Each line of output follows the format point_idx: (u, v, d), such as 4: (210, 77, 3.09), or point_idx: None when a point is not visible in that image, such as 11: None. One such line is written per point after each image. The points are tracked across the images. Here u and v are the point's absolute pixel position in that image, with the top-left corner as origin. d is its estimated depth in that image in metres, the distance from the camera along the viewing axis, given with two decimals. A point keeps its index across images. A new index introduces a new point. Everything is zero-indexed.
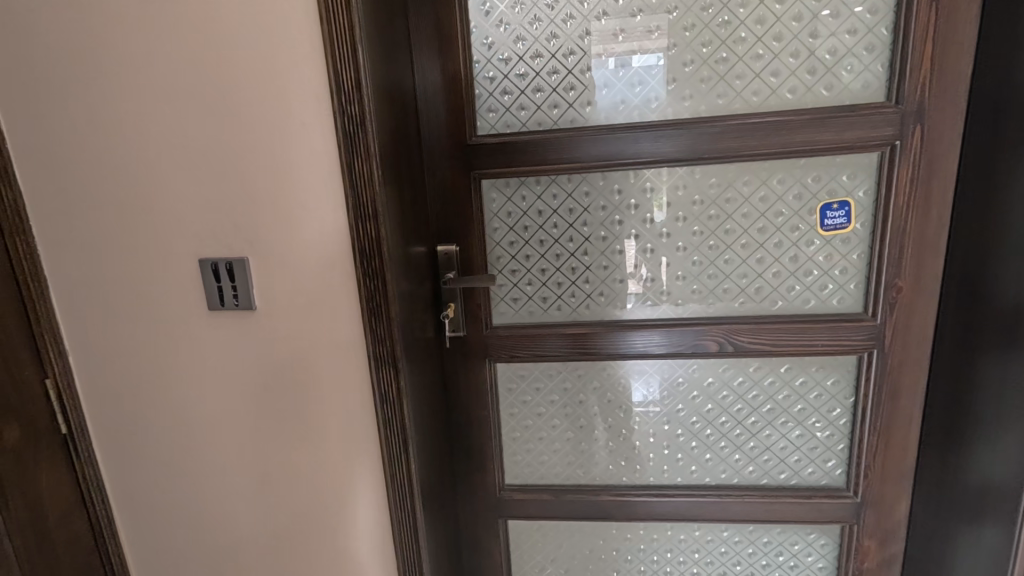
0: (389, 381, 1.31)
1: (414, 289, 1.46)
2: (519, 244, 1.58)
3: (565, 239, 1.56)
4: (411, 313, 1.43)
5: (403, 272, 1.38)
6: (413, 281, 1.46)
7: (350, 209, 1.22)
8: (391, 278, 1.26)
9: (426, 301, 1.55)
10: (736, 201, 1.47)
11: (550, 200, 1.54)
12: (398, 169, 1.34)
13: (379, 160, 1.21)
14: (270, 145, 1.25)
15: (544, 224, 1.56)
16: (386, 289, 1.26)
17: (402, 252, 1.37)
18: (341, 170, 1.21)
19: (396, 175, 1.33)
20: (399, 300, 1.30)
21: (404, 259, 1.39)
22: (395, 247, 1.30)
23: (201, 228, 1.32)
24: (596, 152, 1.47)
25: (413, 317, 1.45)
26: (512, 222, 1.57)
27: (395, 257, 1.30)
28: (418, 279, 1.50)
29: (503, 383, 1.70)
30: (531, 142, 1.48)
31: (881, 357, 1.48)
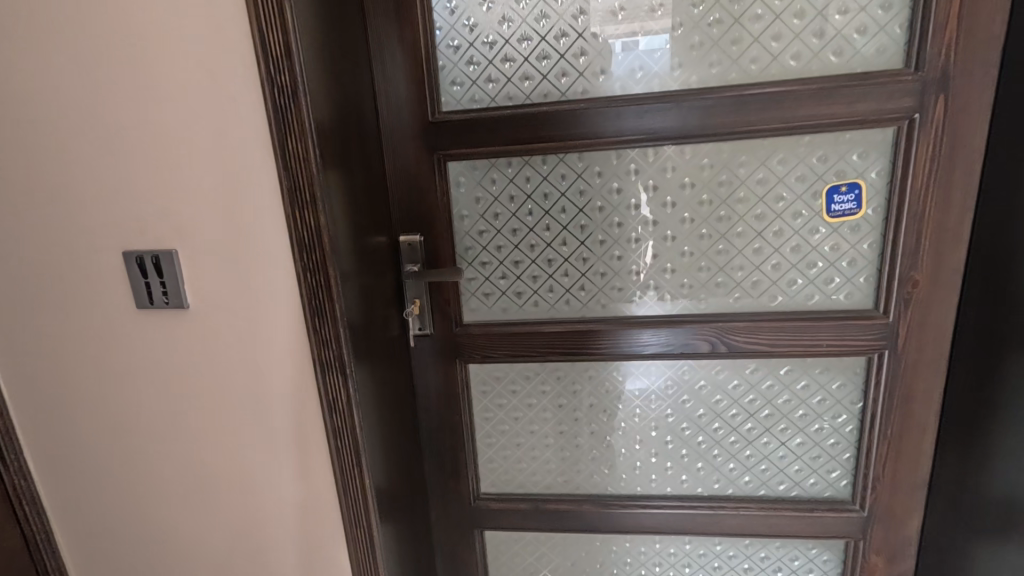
0: (337, 387, 1.18)
1: (371, 284, 1.32)
2: (491, 233, 1.43)
3: (541, 228, 1.41)
4: (367, 310, 1.29)
5: (356, 266, 1.23)
6: (371, 274, 1.31)
7: (285, 194, 1.08)
8: (334, 272, 1.11)
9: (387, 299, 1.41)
10: (731, 184, 1.31)
11: (524, 185, 1.38)
12: (345, 148, 1.19)
13: (316, 138, 1.06)
14: (197, 121, 1.10)
15: (518, 212, 1.41)
16: (330, 285, 1.12)
17: (354, 242, 1.23)
18: (274, 150, 1.06)
19: (343, 156, 1.18)
20: (346, 296, 1.16)
21: (357, 251, 1.24)
22: (341, 237, 1.15)
23: (126, 217, 1.18)
24: (573, 130, 1.31)
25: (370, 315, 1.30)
26: (483, 210, 1.42)
27: (341, 249, 1.15)
28: (377, 272, 1.35)
29: (476, 385, 1.56)
30: (501, 118, 1.32)
31: (894, 359, 1.32)
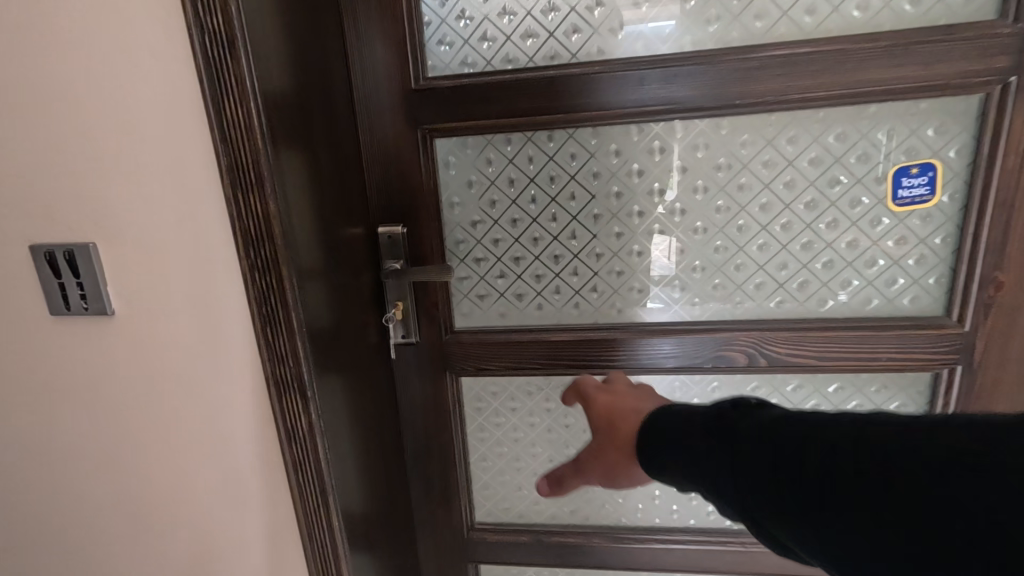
0: (296, 412, 0.97)
1: (343, 286, 1.10)
2: (487, 224, 1.21)
3: (546, 218, 1.19)
4: (337, 317, 1.07)
5: (322, 264, 1.01)
6: (342, 273, 1.10)
7: (224, 174, 0.85)
8: (289, 271, 0.89)
9: (363, 302, 1.19)
10: (776, 165, 1.09)
11: (526, 167, 1.16)
12: (306, 118, 0.96)
13: (260, 101, 0.83)
14: (110, 76, 0.85)
15: (518, 199, 1.18)
16: (283, 289, 0.90)
17: (319, 235, 1.01)
18: (210, 117, 0.84)
19: (304, 127, 0.96)
20: (306, 301, 0.94)
21: (323, 245, 1.02)
22: (300, 228, 0.93)
23: (19, 202, 0.93)
24: (587, 100, 1.08)
25: (342, 323, 1.09)
26: (477, 196, 1.20)
27: (300, 243, 0.93)
28: (351, 270, 1.13)
29: (470, 400, 1.35)
30: (499, 85, 1.09)
31: (968, 377, 1.10)
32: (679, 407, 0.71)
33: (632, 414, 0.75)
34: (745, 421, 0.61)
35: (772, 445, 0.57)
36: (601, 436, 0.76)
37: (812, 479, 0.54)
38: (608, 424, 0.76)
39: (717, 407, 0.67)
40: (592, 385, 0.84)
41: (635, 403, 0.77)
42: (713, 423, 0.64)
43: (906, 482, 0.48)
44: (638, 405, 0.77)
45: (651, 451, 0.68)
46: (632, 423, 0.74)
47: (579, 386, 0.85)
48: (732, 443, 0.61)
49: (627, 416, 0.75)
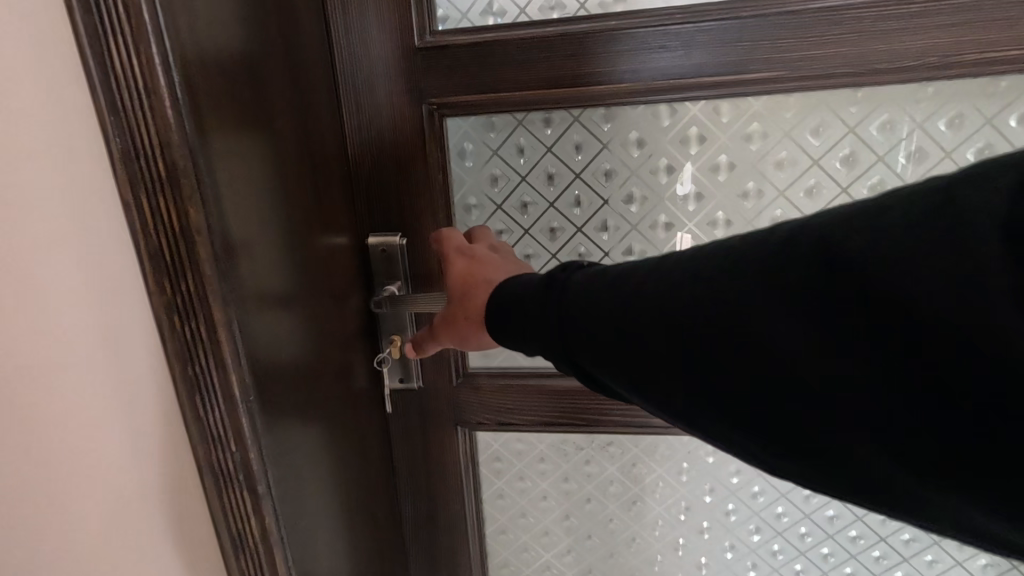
0: (244, 514, 0.66)
1: (318, 321, 0.79)
2: (514, 234, 0.90)
3: (596, 228, 0.88)
4: (308, 366, 0.76)
5: (284, 296, 0.70)
6: (318, 303, 0.79)
7: (114, 163, 0.53)
8: (222, 314, 0.58)
9: (348, 339, 0.88)
10: (926, 157, 0.77)
11: (570, 157, 0.85)
12: (257, 81, 0.64)
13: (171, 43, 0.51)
14: None
15: (558, 200, 0.87)
16: (216, 339, 0.58)
17: (280, 253, 0.69)
18: (79, 69, 0.51)
19: (255, 94, 0.64)
20: (252, 357, 0.63)
21: (286, 267, 0.71)
22: (244, 247, 0.62)
23: None
24: (665, 62, 0.75)
25: (314, 373, 0.78)
26: (501, 196, 0.88)
27: (242, 269, 0.62)
28: (332, 298, 0.83)
29: (487, 460, 1.04)
30: (537, 42, 0.77)
31: None
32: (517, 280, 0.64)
33: (480, 284, 0.68)
34: (571, 284, 0.56)
35: (609, 311, 0.51)
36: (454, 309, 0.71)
37: (655, 336, 0.48)
38: (461, 293, 0.70)
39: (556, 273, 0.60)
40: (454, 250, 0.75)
41: (485, 270, 0.70)
42: (546, 291, 0.58)
43: (764, 326, 0.42)
44: (490, 273, 0.69)
45: (493, 317, 0.63)
46: (483, 297, 0.67)
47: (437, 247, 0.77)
48: (567, 309, 0.55)
49: (475, 286, 0.69)
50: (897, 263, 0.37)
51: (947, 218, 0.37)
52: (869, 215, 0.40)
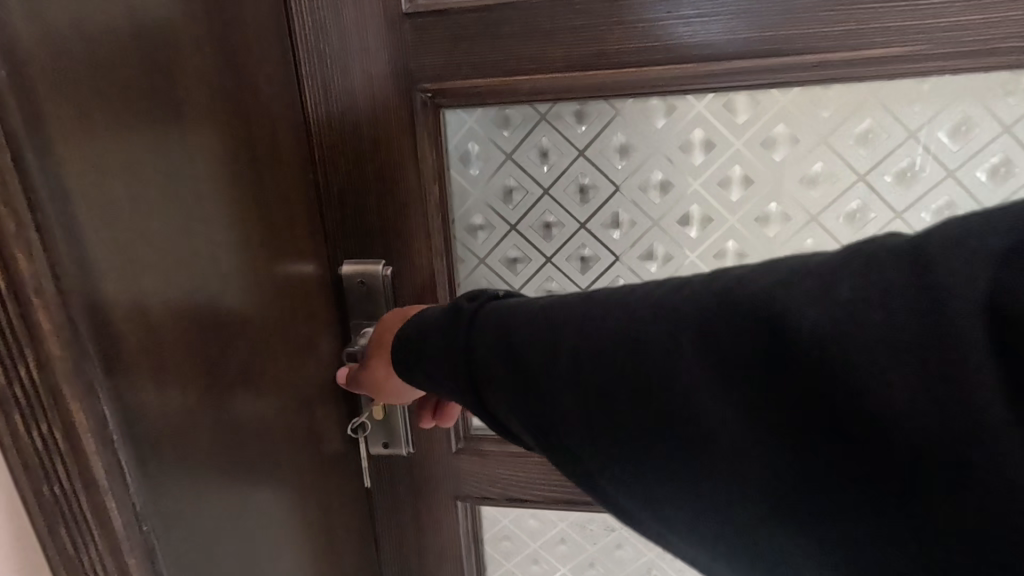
0: None
1: (265, 386, 0.58)
2: (532, 264, 0.69)
3: (640, 257, 0.66)
4: (247, 452, 0.55)
5: (208, 362, 0.49)
6: (266, 363, 0.58)
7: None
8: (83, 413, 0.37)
9: (312, 401, 0.67)
10: None
11: (608, 164, 0.63)
12: (155, 51, 0.43)
13: None
14: None
15: (592, 221, 0.66)
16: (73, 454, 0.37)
17: (202, 303, 0.48)
18: None
19: (154, 70, 0.43)
20: (140, 464, 0.42)
21: (211, 322, 0.49)
22: (126, 305, 0.40)
23: None
24: (748, 33, 0.53)
25: (259, 457, 0.57)
26: (517, 214, 0.67)
27: (125, 337, 0.40)
28: (288, 352, 0.61)
29: (493, 538, 0.84)
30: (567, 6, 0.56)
31: None
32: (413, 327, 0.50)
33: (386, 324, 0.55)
34: (478, 326, 0.42)
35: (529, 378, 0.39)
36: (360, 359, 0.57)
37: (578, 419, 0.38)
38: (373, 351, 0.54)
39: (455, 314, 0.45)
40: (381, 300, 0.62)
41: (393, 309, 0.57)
42: (445, 336, 0.44)
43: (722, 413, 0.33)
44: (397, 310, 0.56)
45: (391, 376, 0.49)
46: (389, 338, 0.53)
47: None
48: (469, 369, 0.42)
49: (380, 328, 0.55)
50: (860, 357, 0.29)
51: (909, 299, 0.29)
52: (818, 283, 0.31)
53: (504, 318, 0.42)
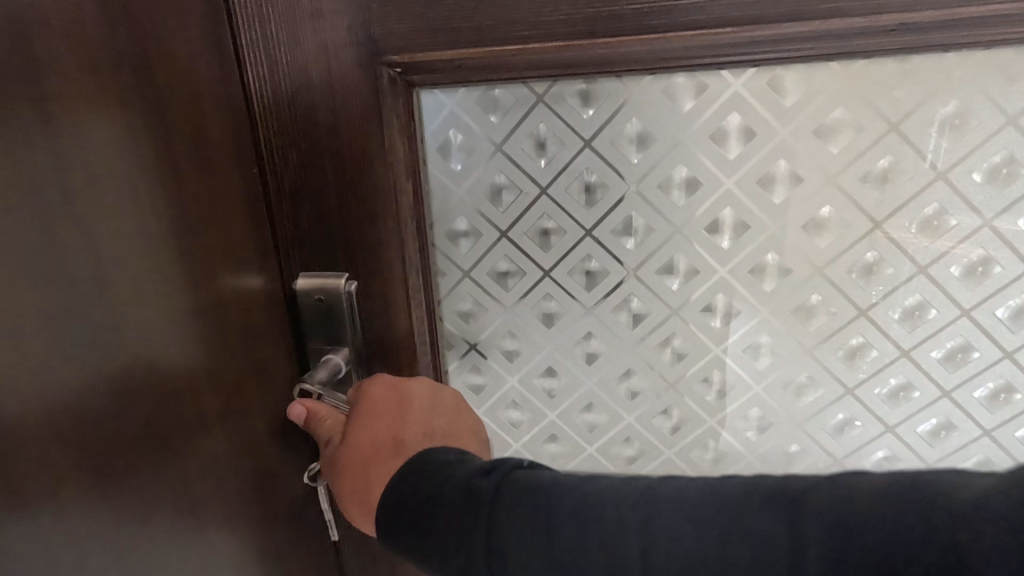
0: None
1: (199, 450, 0.44)
2: (527, 279, 0.57)
3: (658, 271, 0.54)
4: (173, 542, 0.41)
5: (100, 432, 0.35)
6: (202, 419, 0.44)
7: None
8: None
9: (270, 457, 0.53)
10: None
11: (620, 157, 0.51)
12: None
13: None
14: None
15: (599, 227, 0.54)
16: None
17: (83, 349, 0.34)
18: None
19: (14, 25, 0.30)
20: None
21: (101, 373, 0.35)
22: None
23: None
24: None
25: (192, 543, 0.43)
26: (508, 219, 0.55)
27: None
28: (232, 400, 0.47)
29: None
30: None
31: None
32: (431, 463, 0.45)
33: (386, 448, 0.48)
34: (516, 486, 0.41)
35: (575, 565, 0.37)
36: (337, 461, 0.50)
37: None
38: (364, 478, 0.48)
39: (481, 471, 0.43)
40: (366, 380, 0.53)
41: (394, 422, 0.49)
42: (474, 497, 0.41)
43: None
44: (401, 428, 0.49)
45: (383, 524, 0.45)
46: (385, 476, 0.47)
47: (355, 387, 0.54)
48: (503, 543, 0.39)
49: (377, 450, 0.48)
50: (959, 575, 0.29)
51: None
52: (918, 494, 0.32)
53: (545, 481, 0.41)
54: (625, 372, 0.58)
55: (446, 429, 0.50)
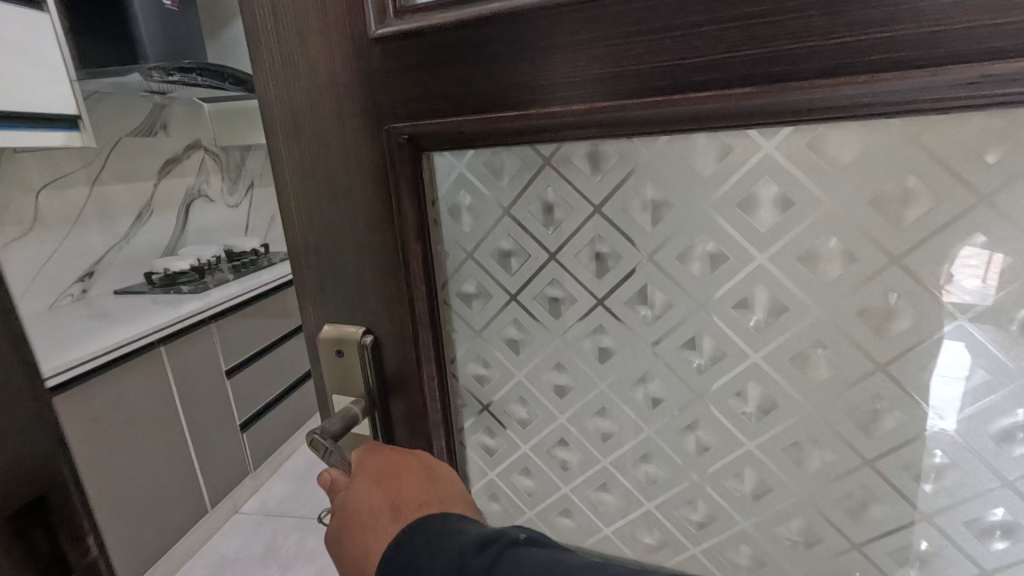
0: None
1: None
2: (537, 345, 0.54)
3: (678, 349, 0.48)
4: None
5: None
6: None
7: None
8: None
9: None
10: None
11: (632, 223, 0.46)
12: None
13: None
14: None
15: (611, 297, 0.49)
16: None
17: None
18: None
19: None
20: None
21: None
22: None
23: None
24: (861, 32, 0.32)
25: None
26: (517, 283, 0.52)
27: None
28: None
29: None
30: (558, 15, 0.39)
31: None
32: (427, 530, 0.43)
33: (382, 513, 0.46)
34: (511, 556, 0.39)
35: None
36: (338, 514, 0.49)
37: None
38: (358, 545, 0.46)
39: (477, 538, 0.42)
40: (379, 445, 0.54)
41: (390, 493, 0.48)
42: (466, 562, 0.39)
43: None
44: (397, 500, 0.47)
45: None
46: (378, 545, 0.44)
47: (353, 464, 0.51)
48: None
49: (373, 515, 0.46)
50: None
51: None
52: None
53: (539, 563, 0.38)
54: (644, 452, 0.52)
55: (442, 498, 0.48)
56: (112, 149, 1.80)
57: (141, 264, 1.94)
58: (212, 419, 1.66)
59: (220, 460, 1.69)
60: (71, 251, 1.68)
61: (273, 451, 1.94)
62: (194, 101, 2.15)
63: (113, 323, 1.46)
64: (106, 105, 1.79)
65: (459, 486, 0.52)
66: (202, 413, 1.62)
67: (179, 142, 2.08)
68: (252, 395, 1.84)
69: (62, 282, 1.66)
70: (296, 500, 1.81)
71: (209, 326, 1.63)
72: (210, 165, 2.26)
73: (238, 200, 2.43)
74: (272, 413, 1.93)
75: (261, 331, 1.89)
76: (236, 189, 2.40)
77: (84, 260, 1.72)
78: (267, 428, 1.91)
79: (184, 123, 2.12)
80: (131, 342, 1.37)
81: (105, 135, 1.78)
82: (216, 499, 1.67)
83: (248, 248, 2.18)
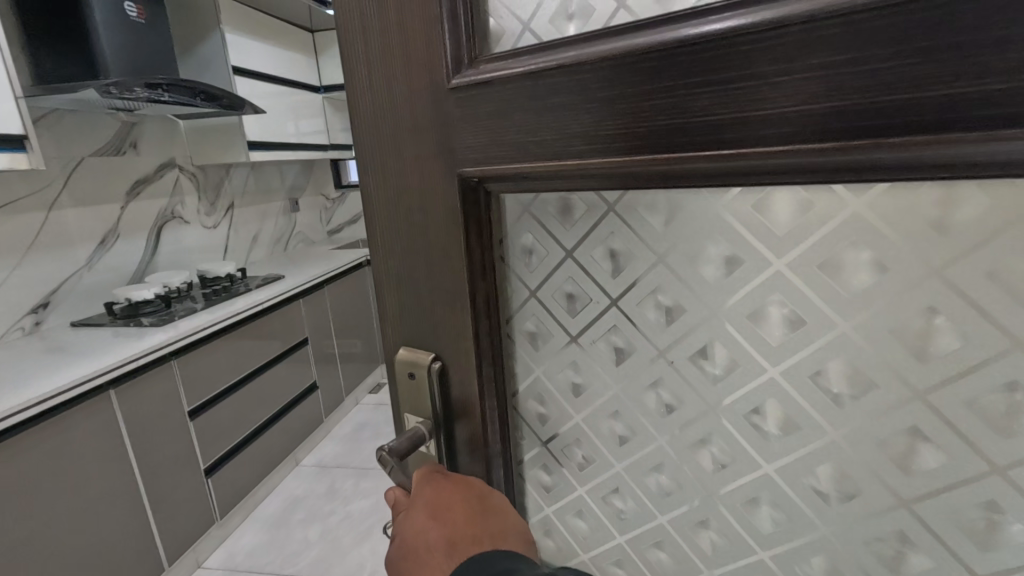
0: None
1: None
2: (596, 391, 0.52)
3: (745, 415, 0.45)
4: None
5: None
6: None
7: None
8: None
9: None
10: None
11: (698, 277, 0.44)
12: None
13: None
14: None
15: (674, 351, 0.47)
16: None
17: None
18: None
19: None
20: None
21: None
22: None
23: None
24: (987, 82, 0.27)
25: None
26: (578, 325, 0.52)
27: None
28: None
29: None
30: (633, 63, 0.38)
31: None
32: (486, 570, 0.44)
33: (439, 546, 0.48)
34: None
35: None
36: (399, 539, 0.51)
37: None
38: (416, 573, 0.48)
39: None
40: (434, 473, 0.55)
41: (448, 526, 0.49)
42: None
43: None
44: (455, 534, 0.49)
45: None
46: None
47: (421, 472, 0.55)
48: None
49: (431, 548, 0.48)
50: None
51: None
52: None
53: None
54: (707, 516, 0.49)
55: (495, 537, 0.49)
56: (73, 171, 1.88)
57: (99, 297, 2.01)
58: (175, 459, 1.66)
59: (183, 503, 1.70)
60: (21, 282, 1.74)
61: (246, 495, 1.99)
62: (167, 117, 2.23)
63: (62, 366, 1.44)
64: (64, 123, 1.84)
65: (515, 520, 0.53)
66: (164, 455, 1.62)
67: (150, 160, 2.17)
68: (228, 429, 1.90)
69: (15, 315, 1.73)
70: (264, 555, 1.83)
71: (170, 362, 1.62)
72: (187, 185, 2.38)
73: (215, 220, 2.57)
74: (248, 449, 2.00)
75: (238, 363, 1.93)
76: (214, 210, 2.54)
77: (39, 291, 1.79)
78: (240, 468, 1.96)
79: (160, 142, 2.22)
80: (74, 389, 1.33)
81: (64, 154, 1.85)
82: (173, 556, 1.66)
83: (223, 272, 2.31)
